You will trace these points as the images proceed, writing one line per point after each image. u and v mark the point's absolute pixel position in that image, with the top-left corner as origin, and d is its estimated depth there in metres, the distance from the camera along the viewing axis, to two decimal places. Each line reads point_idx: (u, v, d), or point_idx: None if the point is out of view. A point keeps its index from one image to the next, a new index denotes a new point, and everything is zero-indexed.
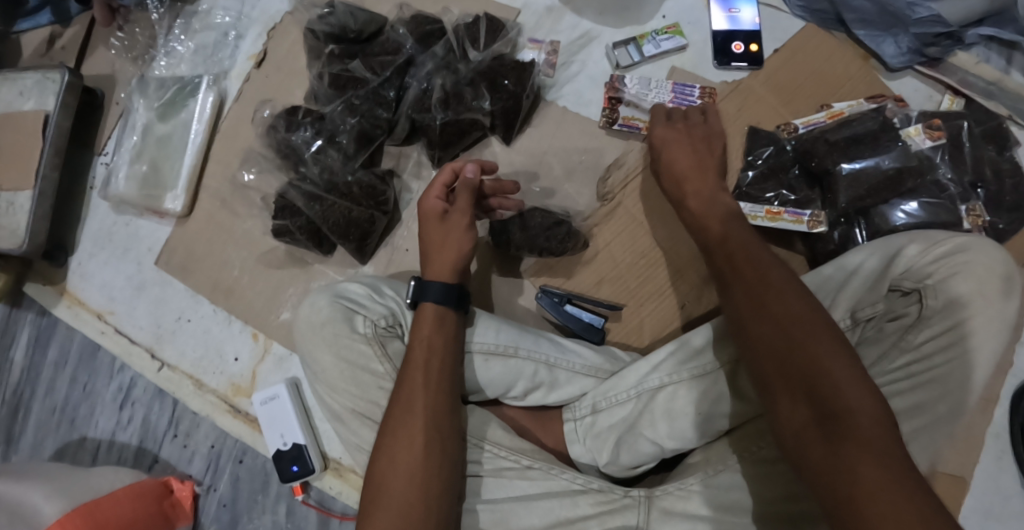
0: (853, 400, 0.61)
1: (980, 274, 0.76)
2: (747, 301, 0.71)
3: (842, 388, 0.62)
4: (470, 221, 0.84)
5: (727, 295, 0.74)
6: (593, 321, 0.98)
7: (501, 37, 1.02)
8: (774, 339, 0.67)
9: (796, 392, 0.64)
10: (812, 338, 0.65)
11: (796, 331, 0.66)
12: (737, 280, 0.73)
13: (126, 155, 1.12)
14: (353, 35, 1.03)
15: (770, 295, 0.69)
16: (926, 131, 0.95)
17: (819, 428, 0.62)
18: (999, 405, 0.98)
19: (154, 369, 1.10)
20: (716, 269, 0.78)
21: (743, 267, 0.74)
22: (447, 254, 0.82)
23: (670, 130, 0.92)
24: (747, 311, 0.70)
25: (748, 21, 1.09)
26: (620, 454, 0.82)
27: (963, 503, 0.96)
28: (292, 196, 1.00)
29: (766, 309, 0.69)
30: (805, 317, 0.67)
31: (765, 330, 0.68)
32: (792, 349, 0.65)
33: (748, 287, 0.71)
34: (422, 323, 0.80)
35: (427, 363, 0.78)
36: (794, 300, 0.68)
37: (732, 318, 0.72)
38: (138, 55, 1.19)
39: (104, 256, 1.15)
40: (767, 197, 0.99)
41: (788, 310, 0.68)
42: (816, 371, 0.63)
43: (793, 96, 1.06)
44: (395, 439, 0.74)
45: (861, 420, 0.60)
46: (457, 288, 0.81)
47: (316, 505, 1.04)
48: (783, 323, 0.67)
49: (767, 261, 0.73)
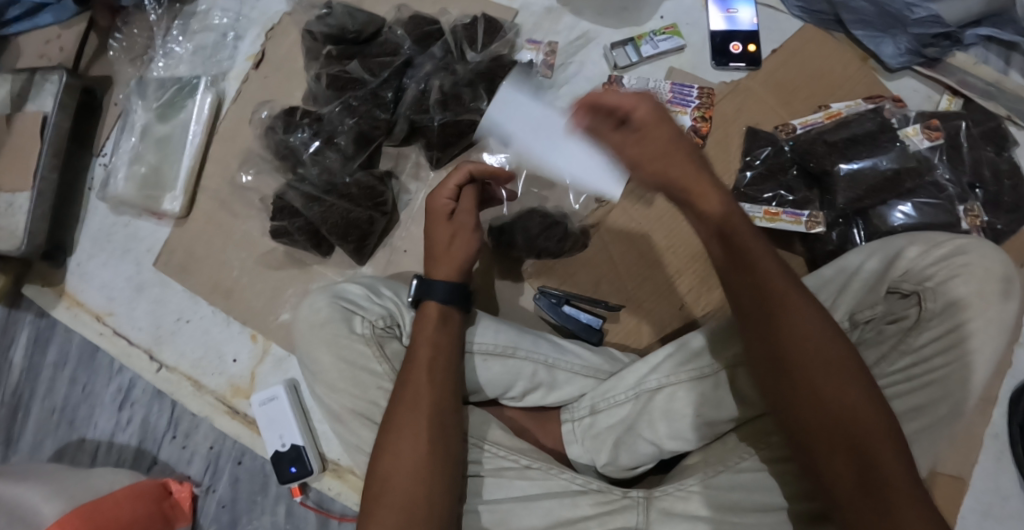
0: (899, 464, 0.62)
1: (980, 275, 0.76)
2: (794, 342, 0.66)
3: (887, 450, 0.62)
4: (475, 221, 0.84)
5: (767, 326, 0.68)
6: (592, 322, 0.97)
7: (499, 38, 1.04)
8: (822, 392, 0.65)
9: (840, 449, 0.63)
10: (843, 379, 0.65)
11: (847, 388, 0.64)
12: (783, 311, 0.67)
13: (125, 157, 1.12)
14: (353, 36, 1.02)
15: (820, 339, 0.66)
16: (925, 131, 0.96)
17: (862, 488, 0.62)
18: (998, 405, 0.98)
19: (153, 370, 1.10)
20: (739, 288, 0.70)
21: (784, 294, 0.68)
22: (456, 255, 0.82)
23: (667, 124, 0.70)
24: (795, 351, 0.66)
25: (747, 21, 1.09)
26: (620, 454, 0.82)
27: (962, 504, 0.96)
28: (291, 197, 1.00)
29: (816, 355, 0.65)
30: (852, 369, 0.65)
31: (815, 378, 0.65)
32: (843, 406, 0.64)
33: (796, 324, 0.66)
34: (425, 321, 0.80)
35: (432, 361, 0.78)
36: (842, 348, 0.66)
37: (773, 355, 0.67)
38: (136, 56, 1.19)
39: (103, 256, 1.15)
40: (765, 197, 0.98)
41: (825, 352, 0.66)
42: (865, 432, 0.63)
43: (792, 97, 1.06)
44: (399, 435, 0.75)
45: (906, 483, 0.61)
46: (463, 287, 0.82)
47: (315, 506, 1.04)
48: (834, 376, 0.65)
49: (803, 291, 0.69)
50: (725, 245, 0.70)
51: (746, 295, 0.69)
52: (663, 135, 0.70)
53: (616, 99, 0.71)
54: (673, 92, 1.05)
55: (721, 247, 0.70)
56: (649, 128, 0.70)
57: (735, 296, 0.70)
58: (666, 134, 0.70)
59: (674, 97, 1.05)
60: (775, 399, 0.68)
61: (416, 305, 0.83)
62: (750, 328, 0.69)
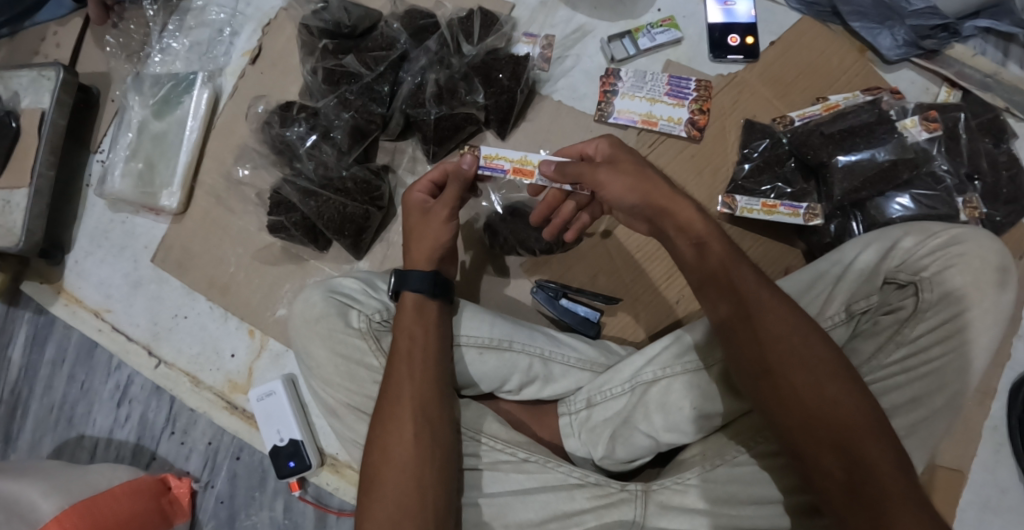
0: (887, 462, 0.61)
1: (976, 265, 0.76)
2: (772, 344, 0.67)
3: (871, 446, 0.62)
4: (449, 211, 0.81)
5: (745, 332, 0.68)
6: (589, 315, 0.98)
7: (494, 32, 1.03)
8: (805, 393, 0.65)
9: (827, 449, 0.63)
10: (825, 377, 0.65)
11: (828, 387, 0.64)
12: (755, 315, 0.68)
13: (121, 153, 1.12)
14: (347, 30, 1.03)
15: (796, 339, 0.66)
16: (923, 123, 0.95)
17: (851, 490, 0.62)
18: (997, 397, 0.98)
19: (151, 366, 1.10)
20: (717, 295, 0.71)
21: (760, 295, 0.69)
22: (424, 244, 0.81)
23: (629, 162, 0.78)
24: (775, 355, 0.66)
25: (744, 13, 1.09)
26: (616, 447, 0.82)
27: (961, 497, 0.96)
28: (287, 192, 0.99)
29: (796, 355, 0.66)
30: (832, 365, 0.65)
31: (796, 380, 0.65)
32: (826, 406, 0.64)
33: (773, 326, 0.67)
34: (402, 313, 0.81)
35: (410, 353, 0.78)
36: (820, 345, 0.66)
37: (752, 361, 0.68)
38: (132, 52, 1.19)
39: (100, 254, 1.15)
40: (763, 189, 0.99)
41: (807, 350, 0.66)
42: (851, 431, 0.63)
43: (789, 89, 1.05)
44: (385, 430, 0.75)
45: (893, 480, 0.61)
46: (435, 274, 0.81)
47: (313, 501, 1.05)
48: (814, 375, 0.65)
49: (776, 291, 0.70)
50: (699, 255, 0.73)
51: (724, 301, 0.70)
52: (628, 162, 0.79)
53: (577, 146, 0.83)
54: (669, 85, 1.05)
55: (699, 253, 0.73)
56: (615, 158, 0.80)
57: (713, 303, 0.72)
58: (630, 162, 0.79)
59: (671, 90, 1.05)
60: (758, 404, 0.68)
61: (394, 297, 0.83)
62: (727, 336, 0.70)
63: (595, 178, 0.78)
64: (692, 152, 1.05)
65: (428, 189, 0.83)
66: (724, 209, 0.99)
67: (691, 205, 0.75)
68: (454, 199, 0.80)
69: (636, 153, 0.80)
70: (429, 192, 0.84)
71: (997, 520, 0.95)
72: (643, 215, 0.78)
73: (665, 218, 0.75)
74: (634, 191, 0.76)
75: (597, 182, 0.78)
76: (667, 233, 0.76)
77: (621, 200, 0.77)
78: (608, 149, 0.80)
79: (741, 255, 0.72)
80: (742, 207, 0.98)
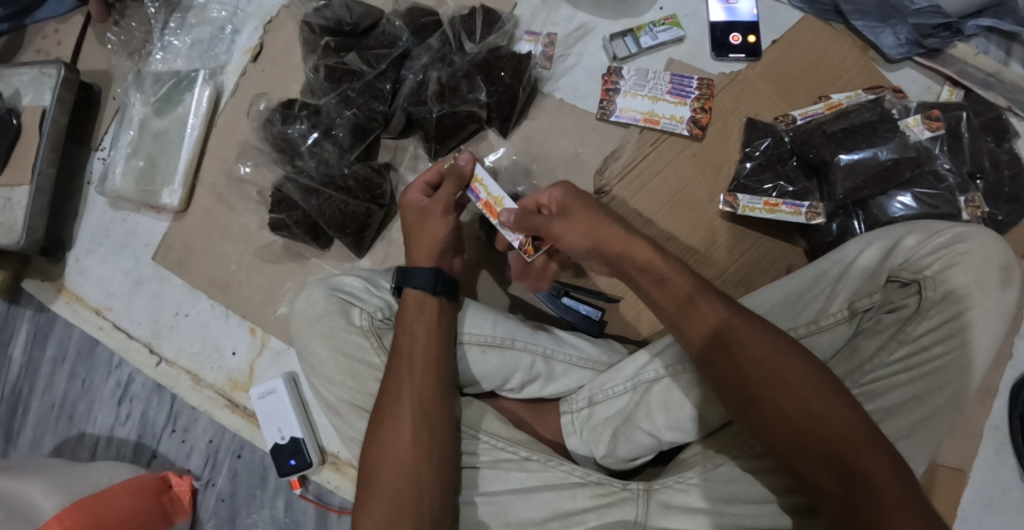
0: (881, 468, 0.61)
1: (978, 264, 0.75)
2: (751, 369, 0.67)
3: (866, 455, 0.62)
4: (445, 207, 0.83)
5: (723, 360, 0.69)
6: (591, 313, 0.96)
7: (497, 30, 1.03)
8: (790, 411, 0.65)
9: (819, 463, 0.63)
10: (810, 394, 0.65)
11: (812, 403, 0.64)
12: (733, 340, 0.68)
13: (123, 151, 1.12)
14: (349, 28, 1.02)
15: (775, 360, 0.66)
16: (925, 121, 0.94)
17: (848, 501, 0.61)
18: (998, 397, 0.98)
19: (152, 364, 1.10)
20: (691, 327, 0.72)
21: (734, 321, 0.69)
22: (426, 243, 0.83)
23: (581, 210, 0.79)
24: (754, 379, 0.67)
25: (746, 12, 1.09)
26: (618, 446, 0.82)
27: (962, 496, 0.96)
28: (289, 190, 1.00)
29: (775, 378, 0.66)
30: (815, 381, 0.65)
31: (778, 400, 0.65)
32: (813, 422, 0.64)
33: (750, 350, 0.67)
34: (406, 311, 0.81)
35: (412, 352, 0.78)
36: (800, 362, 0.66)
37: (733, 386, 0.68)
38: (134, 50, 1.19)
39: (102, 251, 1.15)
40: (765, 188, 0.98)
41: (787, 370, 0.66)
42: (842, 443, 0.62)
43: (791, 87, 1.04)
44: (384, 428, 0.75)
45: (887, 486, 0.60)
46: (438, 272, 0.81)
47: (314, 499, 1.05)
48: (796, 394, 0.65)
49: (749, 315, 0.70)
50: (664, 286, 0.74)
51: (698, 333, 0.71)
52: (582, 209, 0.79)
53: (532, 197, 0.83)
54: (671, 84, 1.05)
55: (663, 290, 0.74)
56: (569, 206, 0.80)
57: (688, 337, 0.72)
58: (586, 210, 0.80)
59: (673, 89, 1.04)
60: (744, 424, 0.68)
61: (399, 295, 0.84)
62: (707, 365, 0.70)
63: (552, 232, 0.79)
64: (694, 151, 1.04)
65: (424, 191, 0.86)
66: (725, 207, 0.99)
67: (649, 245, 0.77)
68: (447, 195, 0.83)
69: (588, 198, 0.81)
70: (426, 193, 0.86)
71: (998, 520, 0.95)
72: (600, 258, 0.80)
73: (624, 261, 0.77)
74: (588, 240, 0.78)
75: (553, 234, 0.79)
76: (630, 273, 0.78)
77: (575, 247, 0.79)
78: (553, 196, 0.81)
79: (709, 285, 0.73)
80: (744, 206, 0.98)
